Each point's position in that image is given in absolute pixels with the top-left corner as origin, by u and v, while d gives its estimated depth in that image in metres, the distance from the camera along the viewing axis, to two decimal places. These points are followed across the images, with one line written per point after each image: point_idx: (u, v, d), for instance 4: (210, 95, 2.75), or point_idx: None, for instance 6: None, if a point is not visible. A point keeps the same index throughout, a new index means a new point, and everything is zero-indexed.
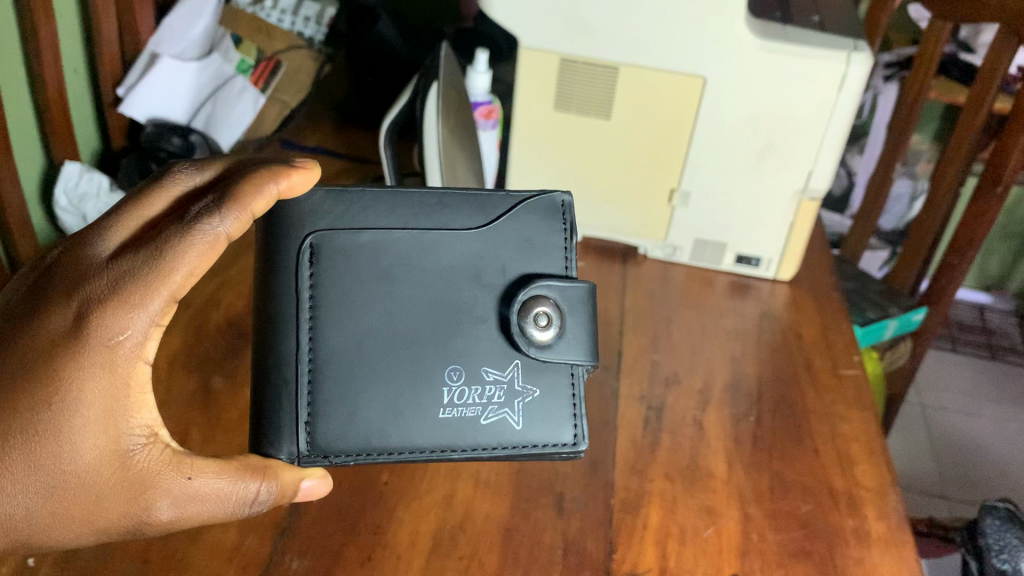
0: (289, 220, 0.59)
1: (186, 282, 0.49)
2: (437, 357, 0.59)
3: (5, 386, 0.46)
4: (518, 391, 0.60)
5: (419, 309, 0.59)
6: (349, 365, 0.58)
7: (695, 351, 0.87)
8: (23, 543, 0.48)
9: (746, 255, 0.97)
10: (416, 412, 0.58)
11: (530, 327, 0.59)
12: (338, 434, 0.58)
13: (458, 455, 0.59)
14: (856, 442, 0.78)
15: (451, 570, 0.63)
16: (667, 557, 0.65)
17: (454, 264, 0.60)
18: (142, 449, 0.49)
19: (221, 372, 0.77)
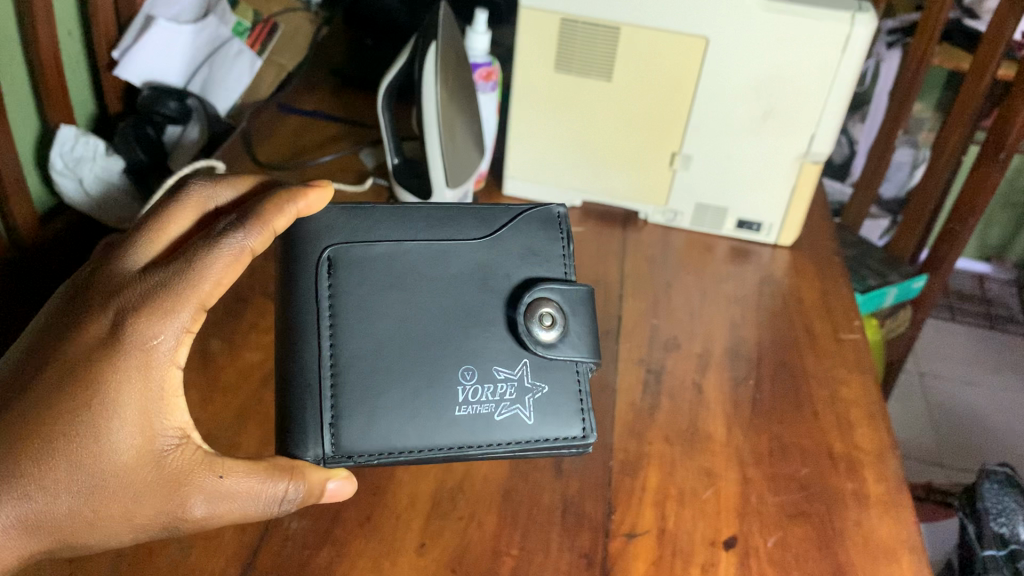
0: (305, 237, 0.61)
1: (214, 290, 0.52)
2: (453, 358, 0.60)
3: (49, 390, 0.47)
4: (531, 390, 0.61)
5: (433, 312, 0.60)
6: (369, 366, 0.59)
7: (695, 316, 0.87)
8: (65, 543, 0.48)
9: (747, 220, 0.96)
10: (433, 410, 0.58)
11: (535, 328, 0.60)
12: (360, 435, 0.58)
13: (475, 452, 0.59)
14: (855, 405, 0.78)
15: (450, 529, 0.63)
16: (666, 518, 0.65)
17: (463, 270, 0.62)
18: (175, 449, 0.50)
19: (219, 334, 0.77)
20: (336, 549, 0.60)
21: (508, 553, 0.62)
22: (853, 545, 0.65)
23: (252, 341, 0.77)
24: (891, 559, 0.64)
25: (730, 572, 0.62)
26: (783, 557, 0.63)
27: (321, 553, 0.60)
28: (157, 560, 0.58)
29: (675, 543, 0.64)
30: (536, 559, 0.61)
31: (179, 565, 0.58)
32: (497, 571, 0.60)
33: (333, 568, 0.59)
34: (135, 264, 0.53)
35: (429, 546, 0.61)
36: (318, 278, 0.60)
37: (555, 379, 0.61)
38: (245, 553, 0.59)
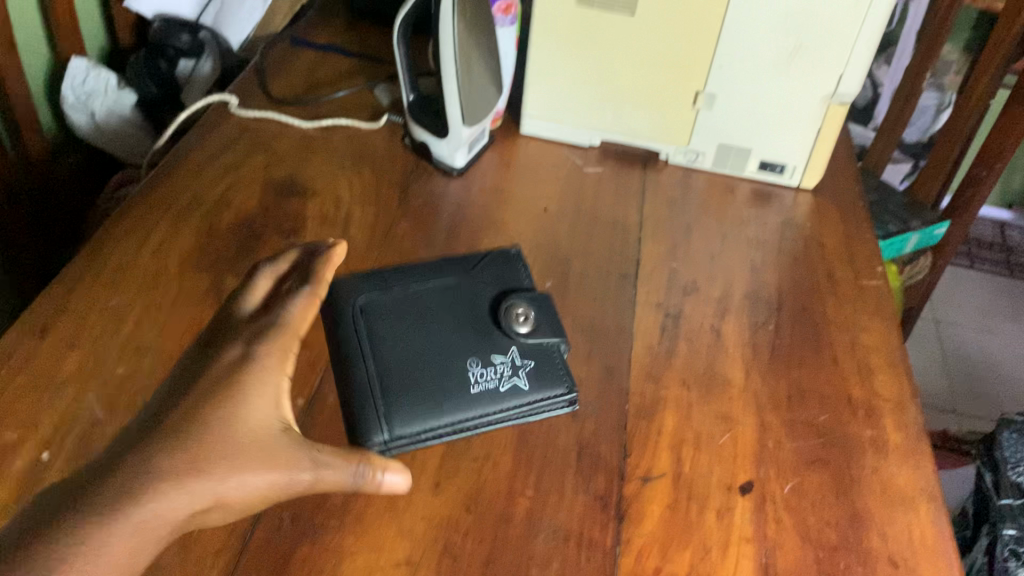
0: (334, 301, 0.68)
1: (304, 319, 0.58)
2: (466, 354, 0.65)
3: (191, 401, 0.51)
4: (530, 370, 0.66)
5: (446, 326, 0.67)
6: (404, 364, 0.63)
7: (715, 259, 0.85)
8: (215, 507, 0.49)
9: (770, 162, 0.94)
10: (455, 395, 0.63)
11: (519, 322, 0.68)
12: (408, 425, 0.61)
13: (494, 423, 0.63)
14: (876, 352, 0.77)
15: (465, 470, 0.63)
16: (682, 462, 0.65)
17: (469, 299, 0.70)
18: (282, 429, 0.53)
19: (233, 271, 0.76)
20: (351, 488, 0.60)
21: (523, 494, 0.61)
22: (870, 492, 0.64)
23: None
24: (908, 507, 0.64)
25: (746, 517, 0.62)
26: (800, 503, 0.63)
27: (336, 492, 0.60)
28: None
29: (691, 487, 0.63)
30: (551, 500, 0.61)
31: None
32: (512, 512, 0.60)
33: (349, 506, 0.59)
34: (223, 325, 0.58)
35: (444, 486, 0.61)
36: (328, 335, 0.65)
37: (550, 367, 0.67)
38: None
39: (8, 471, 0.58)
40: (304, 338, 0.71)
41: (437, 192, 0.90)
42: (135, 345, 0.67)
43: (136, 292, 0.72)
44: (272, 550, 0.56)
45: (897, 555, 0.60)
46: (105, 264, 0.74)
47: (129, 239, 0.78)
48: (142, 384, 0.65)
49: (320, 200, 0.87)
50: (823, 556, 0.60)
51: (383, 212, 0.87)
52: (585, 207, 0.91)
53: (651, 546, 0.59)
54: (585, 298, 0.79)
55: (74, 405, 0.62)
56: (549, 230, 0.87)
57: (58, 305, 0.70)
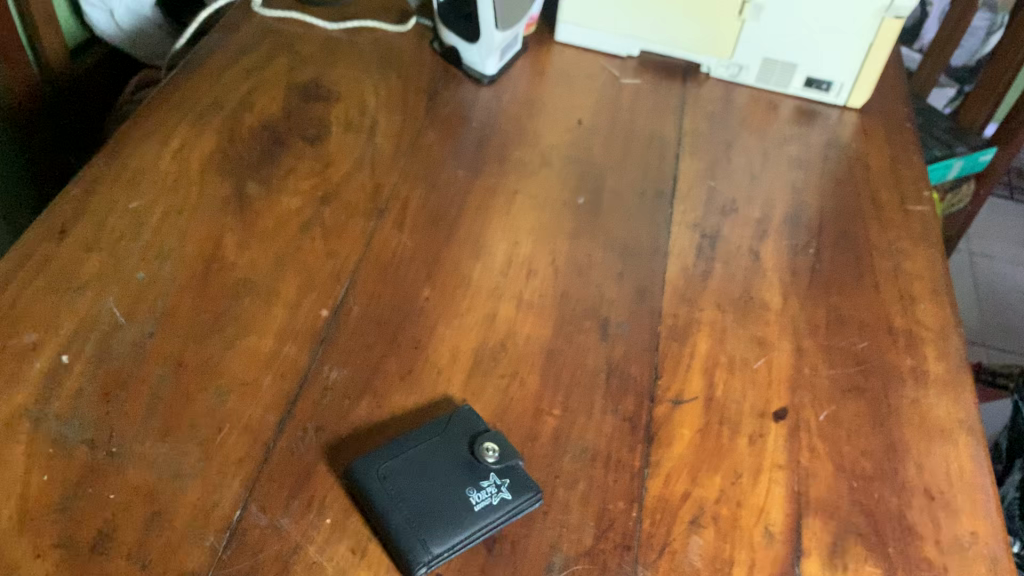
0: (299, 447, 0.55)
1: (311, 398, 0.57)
2: (461, 483, 0.53)
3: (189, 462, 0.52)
4: (507, 467, 0.54)
5: (434, 472, 0.53)
6: (433, 520, 0.51)
7: (754, 179, 0.82)
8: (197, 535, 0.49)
9: (816, 78, 0.90)
10: (461, 485, 0.53)
11: (487, 451, 0.55)
12: (434, 534, 0.50)
13: (508, 496, 0.53)
14: (919, 280, 0.74)
15: (492, 387, 0.61)
16: (715, 386, 0.63)
17: (435, 439, 0.55)
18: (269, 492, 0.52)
19: (255, 178, 0.74)
20: (376, 401, 0.59)
21: (550, 413, 0.60)
22: (908, 423, 0.62)
23: (290, 186, 0.74)
24: (947, 439, 0.62)
25: (779, 444, 0.60)
26: (835, 431, 0.61)
27: (361, 404, 0.58)
28: (195, 404, 0.56)
29: (724, 412, 0.62)
30: (579, 420, 0.60)
31: (216, 410, 0.56)
32: (539, 431, 0.58)
33: (373, 419, 0.58)
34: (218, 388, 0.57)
35: (470, 402, 0.60)
36: (359, 510, 0.52)
37: (507, 443, 0.56)
38: (284, 401, 0.57)
39: (27, 370, 0.56)
40: (329, 248, 0.69)
41: (467, 102, 0.87)
42: (157, 250, 0.66)
43: (157, 195, 0.70)
44: (296, 462, 0.54)
45: (934, 488, 0.58)
46: (126, 165, 0.72)
47: (150, 140, 0.75)
48: (163, 289, 0.63)
49: (345, 106, 0.84)
50: (858, 486, 0.58)
51: (410, 120, 0.83)
52: (621, 120, 0.87)
53: (680, 468, 0.58)
54: (619, 216, 0.76)
55: (95, 307, 0.61)
56: (583, 144, 0.84)
57: (77, 206, 0.68)
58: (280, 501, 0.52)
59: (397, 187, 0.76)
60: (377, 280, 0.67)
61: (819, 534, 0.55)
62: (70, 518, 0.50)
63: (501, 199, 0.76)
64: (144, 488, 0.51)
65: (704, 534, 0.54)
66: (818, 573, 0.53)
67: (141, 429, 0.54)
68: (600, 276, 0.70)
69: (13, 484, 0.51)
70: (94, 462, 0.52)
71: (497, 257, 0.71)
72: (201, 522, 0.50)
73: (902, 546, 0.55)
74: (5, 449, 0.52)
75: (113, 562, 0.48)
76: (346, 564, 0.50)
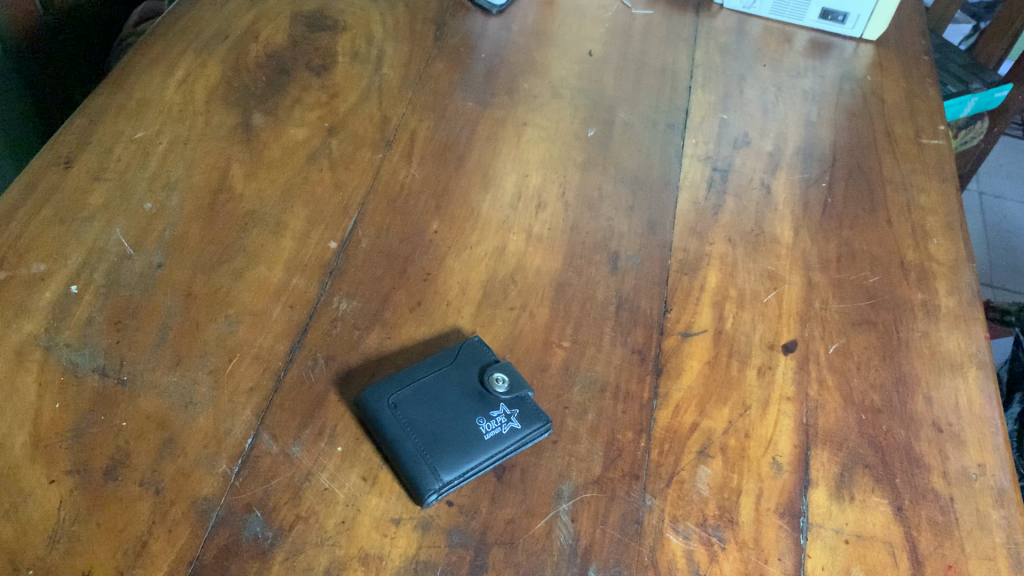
0: (311, 374, 0.55)
1: (317, 335, 0.57)
2: (470, 413, 0.53)
3: (187, 404, 0.52)
4: (516, 398, 0.55)
5: (443, 402, 0.54)
6: (443, 452, 0.51)
7: (767, 113, 0.81)
8: (195, 472, 0.50)
9: (832, 10, 0.90)
10: (471, 418, 0.53)
11: (497, 381, 0.55)
12: (443, 466, 0.51)
13: (516, 428, 0.53)
14: (933, 215, 0.73)
15: (501, 320, 0.61)
16: (724, 319, 0.63)
17: (444, 369, 0.55)
18: (271, 430, 0.52)
19: (262, 108, 0.73)
20: (386, 332, 0.59)
21: (559, 344, 0.60)
22: (918, 356, 0.62)
23: (297, 117, 0.73)
24: (957, 373, 0.62)
25: (788, 376, 0.60)
26: (844, 363, 0.61)
27: (371, 335, 0.58)
28: (205, 333, 0.56)
29: (733, 344, 0.61)
30: (588, 351, 0.59)
31: (226, 340, 0.56)
32: (548, 362, 0.58)
33: (383, 349, 0.58)
34: (226, 324, 0.57)
35: (480, 333, 0.60)
36: (370, 439, 0.53)
37: (516, 373, 0.56)
38: (294, 331, 0.58)
39: (36, 299, 0.56)
40: (337, 180, 0.68)
41: (476, 33, 0.86)
42: (163, 180, 0.65)
43: (162, 125, 0.70)
44: (307, 391, 0.54)
45: (943, 421, 0.59)
46: (131, 95, 0.72)
47: (154, 70, 0.74)
48: (171, 219, 0.63)
49: (352, 36, 0.82)
50: (866, 418, 0.58)
51: (417, 50, 0.82)
52: (633, 52, 0.87)
53: (689, 400, 0.58)
54: (630, 148, 0.75)
55: (102, 237, 0.61)
56: (593, 76, 0.83)
57: (81, 136, 0.67)
58: (291, 429, 0.52)
59: (405, 119, 0.75)
60: (386, 212, 0.66)
61: (826, 465, 0.55)
62: (83, 444, 0.50)
63: (510, 130, 0.76)
64: (155, 416, 0.52)
65: (712, 464, 0.54)
66: (825, 502, 0.53)
67: (152, 357, 0.54)
68: (611, 209, 0.70)
69: (25, 411, 0.51)
70: (105, 390, 0.52)
71: (506, 190, 0.70)
72: (213, 450, 0.51)
73: (909, 477, 0.55)
74: (15, 376, 0.52)
75: (126, 487, 0.48)
76: (357, 491, 0.50)
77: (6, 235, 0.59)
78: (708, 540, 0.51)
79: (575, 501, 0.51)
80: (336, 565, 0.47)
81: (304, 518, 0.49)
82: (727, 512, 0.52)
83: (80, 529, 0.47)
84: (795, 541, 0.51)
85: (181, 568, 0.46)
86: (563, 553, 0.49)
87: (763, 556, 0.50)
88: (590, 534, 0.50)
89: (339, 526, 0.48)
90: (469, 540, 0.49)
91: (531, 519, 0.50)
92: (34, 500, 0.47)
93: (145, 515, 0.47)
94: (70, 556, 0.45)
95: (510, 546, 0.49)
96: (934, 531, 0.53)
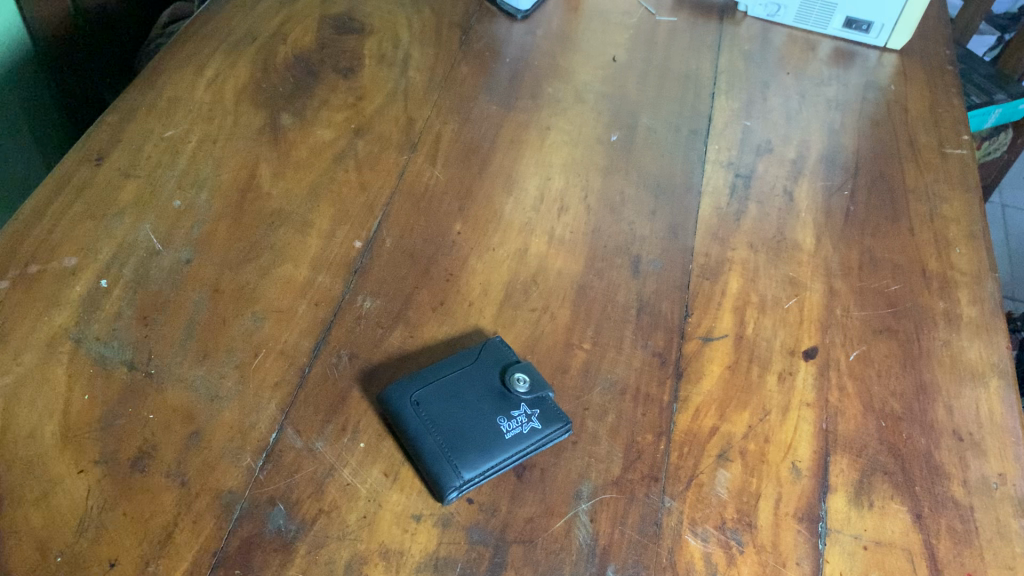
0: (334, 371, 0.56)
1: (340, 333, 0.58)
2: (492, 412, 0.54)
3: (212, 399, 0.53)
4: (537, 398, 0.55)
5: (465, 400, 0.54)
6: (464, 450, 0.51)
7: (790, 120, 0.82)
8: (219, 465, 0.50)
9: (856, 19, 0.90)
10: (492, 416, 0.53)
11: (518, 381, 0.55)
12: (463, 464, 0.51)
13: (536, 428, 0.54)
14: (955, 224, 0.73)
15: (522, 320, 0.61)
16: (745, 324, 0.63)
17: (466, 368, 0.56)
18: (294, 427, 0.53)
19: (290, 109, 0.74)
20: (409, 330, 0.59)
21: (580, 346, 0.60)
22: (939, 365, 0.62)
23: (323, 118, 0.74)
24: (978, 382, 0.61)
25: (808, 382, 0.60)
26: (865, 371, 0.61)
27: (394, 333, 0.59)
28: (232, 329, 0.57)
29: (754, 349, 0.62)
30: (608, 354, 0.60)
31: (252, 335, 0.57)
32: (569, 363, 0.59)
33: (406, 347, 0.58)
34: (251, 320, 0.58)
35: (501, 333, 0.60)
36: (392, 436, 0.53)
37: (538, 374, 0.56)
38: (318, 327, 0.58)
39: (66, 292, 0.57)
40: (362, 180, 0.69)
41: (501, 37, 0.87)
42: (192, 178, 0.66)
43: (192, 124, 0.71)
44: (330, 387, 0.55)
45: (963, 430, 0.58)
46: (161, 94, 0.73)
47: (185, 70, 0.76)
48: (199, 216, 0.64)
49: (378, 39, 0.83)
50: (886, 425, 0.58)
51: (443, 54, 0.83)
52: (657, 58, 0.87)
53: (708, 404, 0.58)
54: (653, 152, 0.76)
55: (132, 233, 0.62)
56: (617, 81, 0.83)
57: (113, 134, 0.68)
58: (314, 425, 0.53)
59: (430, 122, 0.75)
60: (411, 213, 0.67)
61: (846, 471, 0.55)
62: (111, 435, 0.51)
63: (534, 133, 0.76)
64: (181, 409, 0.53)
65: (731, 468, 0.54)
66: (843, 508, 0.54)
67: (179, 351, 0.55)
68: (633, 213, 0.70)
69: (55, 401, 0.52)
70: (133, 382, 0.53)
71: (529, 193, 0.71)
72: (238, 443, 0.51)
73: (929, 485, 0.55)
74: (46, 366, 0.53)
75: (152, 478, 0.49)
76: (379, 487, 0.51)
77: (39, 230, 0.60)
78: (726, 543, 0.51)
79: (594, 501, 0.52)
80: (357, 559, 0.48)
81: (327, 512, 0.49)
82: (746, 516, 0.52)
83: (108, 517, 0.47)
84: (813, 546, 0.52)
85: (205, 559, 0.47)
86: (582, 553, 0.49)
87: (781, 560, 0.51)
88: (608, 535, 0.50)
89: (360, 521, 0.49)
90: (488, 538, 0.49)
91: (550, 518, 0.51)
92: (62, 489, 0.48)
93: (170, 506, 0.48)
94: (97, 545, 0.46)
95: (529, 544, 0.49)
96: (953, 539, 0.53)
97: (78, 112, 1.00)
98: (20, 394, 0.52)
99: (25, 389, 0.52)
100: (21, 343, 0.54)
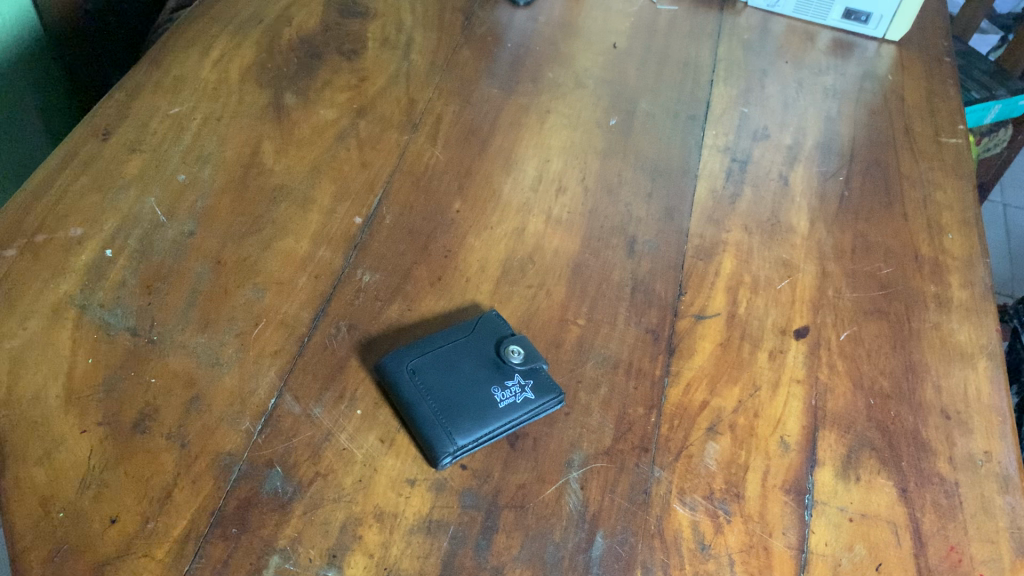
0: (333, 342, 0.57)
1: (338, 304, 0.59)
2: (486, 382, 0.55)
3: (211, 366, 0.54)
4: (531, 369, 0.56)
5: (461, 370, 0.55)
6: (457, 418, 0.53)
7: (788, 107, 0.83)
8: (217, 429, 0.51)
9: (855, 10, 0.91)
10: (486, 386, 0.55)
11: (512, 353, 0.56)
12: (457, 433, 0.52)
13: (529, 397, 0.55)
14: (948, 211, 0.74)
15: (519, 296, 0.62)
16: (738, 303, 0.64)
17: (462, 340, 0.57)
18: (290, 395, 0.54)
19: (294, 89, 0.75)
20: (407, 304, 0.60)
21: (575, 322, 0.61)
22: (929, 346, 0.63)
23: (326, 98, 0.75)
24: (966, 363, 0.62)
25: (799, 360, 0.61)
26: (855, 350, 0.62)
27: (392, 307, 0.60)
28: (233, 299, 0.58)
29: (745, 328, 0.63)
30: (602, 330, 0.61)
31: (253, 306, 0.58)
32: (563, 338, 0.60)
33: (403, 319, 0.59)
34: (251, 291, 0.59)
35: (497, 308, 0.61)
36: (389, 404, 0.54)
37: (532, 347, 0.58)
38: (318, 299, 0.59)
39: (72, 261, 0.59)
40: (363, 158, 0.70)
41: (503, 24, 0.88)
42: (197, 153, 0.68)
43: (197, 102, 0.72)
44: (329, 356, 0.56)
45: (951, 408, 0.59)
46: (167, 73, 0.74)
47: (191, 49, 0.77)
48: (203, 191, 0.65)
49: (382, 23, 0.85)
50: (875, 403, 0.59)
51: (445, 38, 0.84)
52: (656, 46, 0.88)
53: (700, 379, 0.59)
54: (651, 137, 0.77)
55: (137, 205, 0.63)
56: (617, 67, 0.84)
57: (119, 110, 0.70)
58: (312, 392, 0.54)
59: (432, 103, 0.76)
60: (410, 190, 0.68)
61: (833, 446, 0.56)
62: (114, 398, 0.52)
63: (534, 117, 0.77)
64: (183, 375, 0.54)
65: (721, 441, 0.56)
66: (830, 482, 0.55)
67: (181, 319, 0.57)
68: (630, 195, 0.71)
69: (60, 365, 0.53)
70: (136, 348, 0.55)
71: (528, 173, 0.72)
72: (237, 408, 0.53)
73: (916, 460, 0.56)
74: (51, 332, 0.55)
75: (153, 440, 0.50)
76: (375, 452, 0.52)
77: (46, 200, 0.62)
78: (713, 513, 0.52)
79: (585, 470, 0.53)
80: (352, 521, 0.49)
81: (323, 475, 0.50)
82: (734, 487, 0.53)
83: (109, 476, 0.49)
84: (800, 517, 0.53)
85: (204, 517, 0.48)
86: (571, 518, 0.51)
87: (768, 530, 0.52)
88: (598, 502, 0.51)
89: (356, 484, 0.50)
90: (480, 503, 0.50)
91: (542, 485, 0.52)
92: (65, 448, 0.49)
93: (170, 467, 0.49)
94: (98, 502, 0.47)
95: (521, 510, 0.51)
96: (938, 513, 0.54)
97: (67, 100, 0.98)
98: (26, 357, 0.53)
99: (30, 353, 0.53)
100: (27, 310, 0.55)
